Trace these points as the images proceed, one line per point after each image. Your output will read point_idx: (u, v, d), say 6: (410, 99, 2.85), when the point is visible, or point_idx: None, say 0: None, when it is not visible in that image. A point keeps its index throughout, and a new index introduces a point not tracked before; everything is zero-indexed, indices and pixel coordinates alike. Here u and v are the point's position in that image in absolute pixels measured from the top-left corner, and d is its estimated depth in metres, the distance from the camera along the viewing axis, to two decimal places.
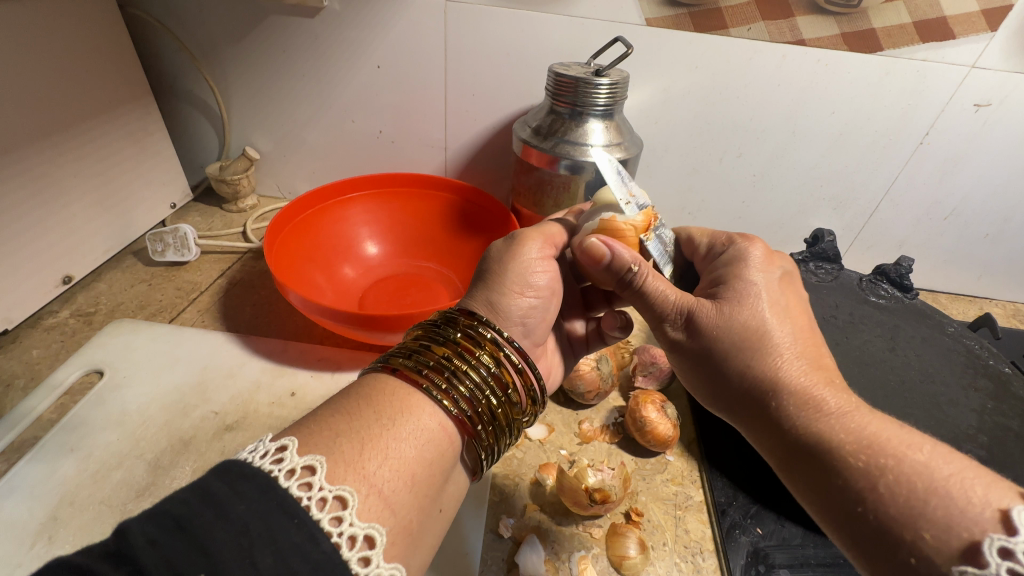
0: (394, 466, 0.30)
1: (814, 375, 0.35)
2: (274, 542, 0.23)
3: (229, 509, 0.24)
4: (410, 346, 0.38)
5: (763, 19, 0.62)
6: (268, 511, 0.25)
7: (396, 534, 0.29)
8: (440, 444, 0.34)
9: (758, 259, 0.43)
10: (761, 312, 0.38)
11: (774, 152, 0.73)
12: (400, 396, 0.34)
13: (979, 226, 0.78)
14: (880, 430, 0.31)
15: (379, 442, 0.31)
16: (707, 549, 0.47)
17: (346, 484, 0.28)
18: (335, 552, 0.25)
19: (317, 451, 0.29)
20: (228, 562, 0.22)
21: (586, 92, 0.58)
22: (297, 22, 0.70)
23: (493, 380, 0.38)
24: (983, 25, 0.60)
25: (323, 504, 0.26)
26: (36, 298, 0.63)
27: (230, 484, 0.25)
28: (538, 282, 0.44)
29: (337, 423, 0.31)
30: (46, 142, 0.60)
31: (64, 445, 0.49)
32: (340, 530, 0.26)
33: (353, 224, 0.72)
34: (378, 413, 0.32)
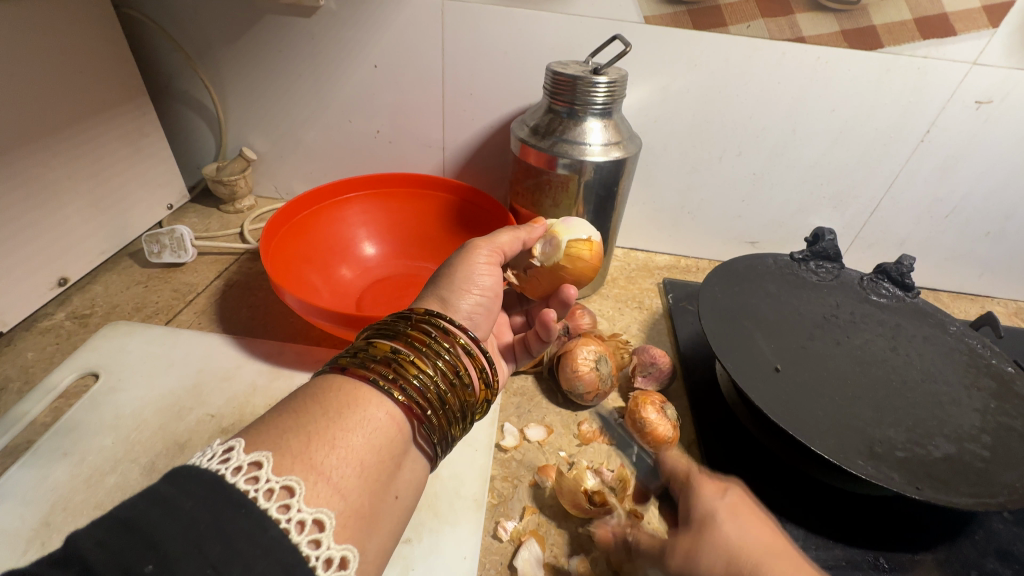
0: (341, 455, 0.30)
1: None
2: (224, 532, 0.23)
3: (177, 505, 0.23)
4: (357, 345, 0.37)
5: (762, 16, 0.62)
6: (217, 503, 0.24)
7: (347, 517, 0.28)
8: (390, 432, 0.33)
9: None
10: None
11: (774, 150, 0.73)
12: (347, 390, 0.33)
13: (981, 224, 0.77)
14: None
15: (324, 433, 0.30)
16: None
17: (293, 474, 0.27)
18: (284, 538, 0.25)
19: (264, 448, 0.28)
20: (177, 553, 0.22)
21: (583, 90, 0.57)
22: (293, 22, 0.69)
23: (445, 367, 0.37)
24: (984, 22, 0.60)
25: (271, 494, 0.26)
26: (32, 300, 0.62)
27: (178, 484, 0.25)
28: (483, 282, 0.44)
29: (283, 421, 0.30)
30: (41, 142, 0.59)
31: (57, 450, 0.49)
32: (288, 516, 0.25)
33: (350, 225, 0.72)
34: (323, 408, 0.31)
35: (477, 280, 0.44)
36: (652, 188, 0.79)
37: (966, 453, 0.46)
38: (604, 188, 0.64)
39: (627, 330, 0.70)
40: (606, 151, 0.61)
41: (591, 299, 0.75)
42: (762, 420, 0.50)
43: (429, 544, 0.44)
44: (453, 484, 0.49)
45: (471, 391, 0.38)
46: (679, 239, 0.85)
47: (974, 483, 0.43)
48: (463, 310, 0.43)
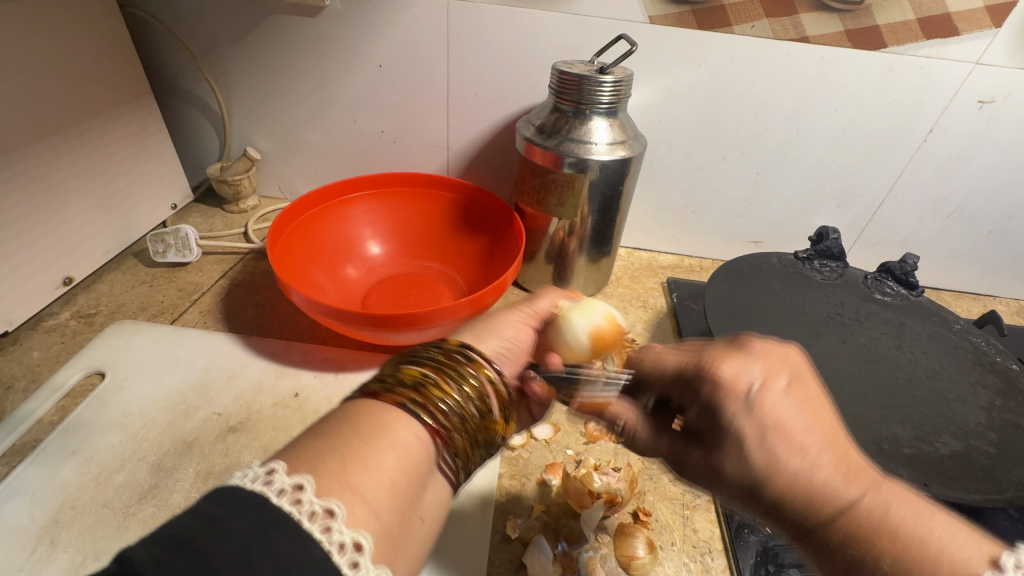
0: (377, 477, 0.29)
1: (833, 470, 0.28)
2: (278, 558, 0.23)
3: (228, 526, 0.23)
4: (386, 368, 0.36)
5: (766, 16, 0.62)
6: (263, 525, 0.24)
7: (382, 539, 0.27)
8: (419, 457, 0.32)
9: (729, 378, 0.32)
10: (753, 434, 0.30)
11: (777, 149, 0.73)
12: (378, 414, 0.32)
13: (982, 223, 0.78)
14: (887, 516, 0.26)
15: (360, 457, 0.29)
16: (715, 549, 0.46)
17: (333, 496, 0.26)
18: (328, 559, 0.24)
19: (305, 471, 0.27)
20: (231, 574, 0.22)
21: (589, 89, 0.57)
22: (298, 22, 0.69)
23: (472, 394, 0.35)
24: (987, 22, 0.60)
25: (314, 516, 0.25)
26: (37, 298, 0.62)
27: (228, 505, 0.25)
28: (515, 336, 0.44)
29: (316, 445, 0.29)
30: (48, 141, 0.59)
31: (65, 448, 0.49)
32: (330, 539, 0.25)
33: (356, 224, 0.72)
34: (358, 432, 0.30)
35: (511, 332, 0.43)
36: (655, 187, 0.79)
37: (973, 450, 0.46)
38: (609, 187, 0.64)
39: (633, 328, 0.70)
40: (612, 150, 0.61)
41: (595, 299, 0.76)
42: None
43: (439, 543, 0.45)
44: (462, 484, 0.49)
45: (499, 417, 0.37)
46: (682, 238, 0.85)
47: (981, 480, 0.43)
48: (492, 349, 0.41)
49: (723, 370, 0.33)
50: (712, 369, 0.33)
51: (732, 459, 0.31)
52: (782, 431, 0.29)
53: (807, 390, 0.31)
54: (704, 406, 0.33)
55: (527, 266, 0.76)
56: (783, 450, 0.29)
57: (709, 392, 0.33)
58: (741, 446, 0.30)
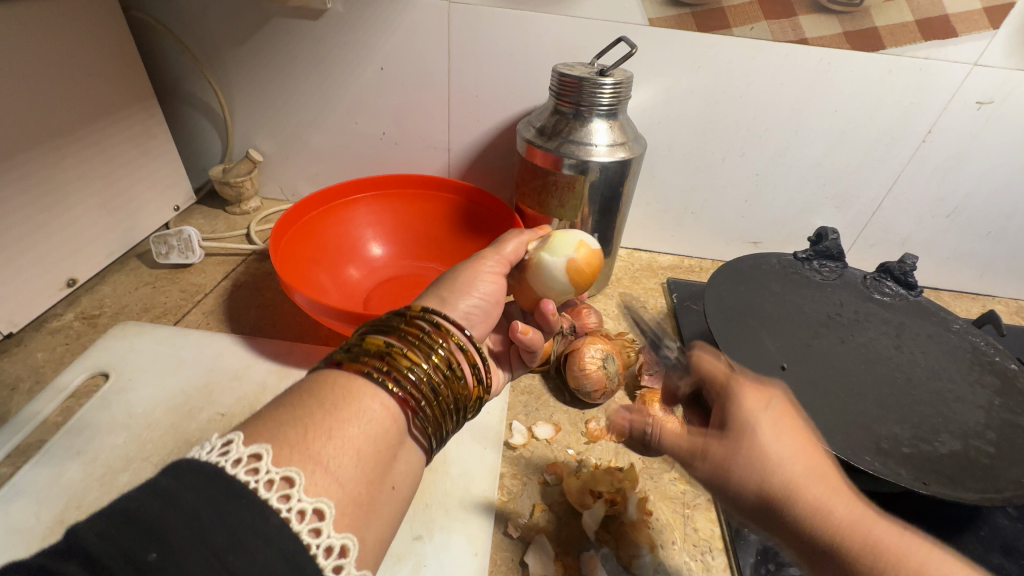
0: (339, 446, 0.29)
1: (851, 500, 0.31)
2: (227, 524, 0.23)
3: (178, 498, 0.24)
4: (349, 341, 0.37)
5: (765, 19, 0.62)
6: (217, 496, 0.24)
7: (345, 505, 0.28)
8: (388, 427, 0.32)
9: (749, 393, 0.35)
10: (761, 436, 0.33)
11: (776, 150, 0.74)
12: (342, 383, 0.33)
13: (981, 224, 0.78)
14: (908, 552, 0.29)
15: (321, 425, 0.29)
16: (716, 547, 0.47)
17: (292, 465, 0.27)
18: (285, 527, 0.25)
19: (265, 440, 0.27)
20: (182, 545, 0.22)
21: (589, 91, 0.58)
22: (300, 25, 0.70)
23: (438, 361, 0.37)
24: (984, 24, 0.60)
25: (271, 485, 0.25)
26: (41, 300, 0.63)
27: (177, 476, 0.25)
28: (487, 289, 0.46)
29: (277, 415, 0.30)
30: (52, 144, 0.60)
31: (69, 449, 0.49)
32: (289, 506, 0.25)
33: (357, 226, 0.72)
34: (319, 401, 0.31)
35: (479, 288, 0.46)
36: (655, 188, 0.80)
37: (971, 449, 0.47)
38: (610, 189, 0.65)
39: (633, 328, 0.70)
40: (612, 152, 0.61)
41: (596, 299, 0.76)
42: None
43: (441, 541, 0.45)
44: (463, 482, 0.50)
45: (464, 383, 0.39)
46: (682, 239, 0.86)
47: (979, 478, 0.44)
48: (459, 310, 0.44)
49: (747, 394, 0.35)
50: (736, 388, 0.36)
51: (740, 476, 0.32)
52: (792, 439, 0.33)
53: (796, 414, 0.35)
54: (724, 412, 0.35)
55: None
56: (797, 466, 0.32)
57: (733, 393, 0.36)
58: (756, 449, 0.32)
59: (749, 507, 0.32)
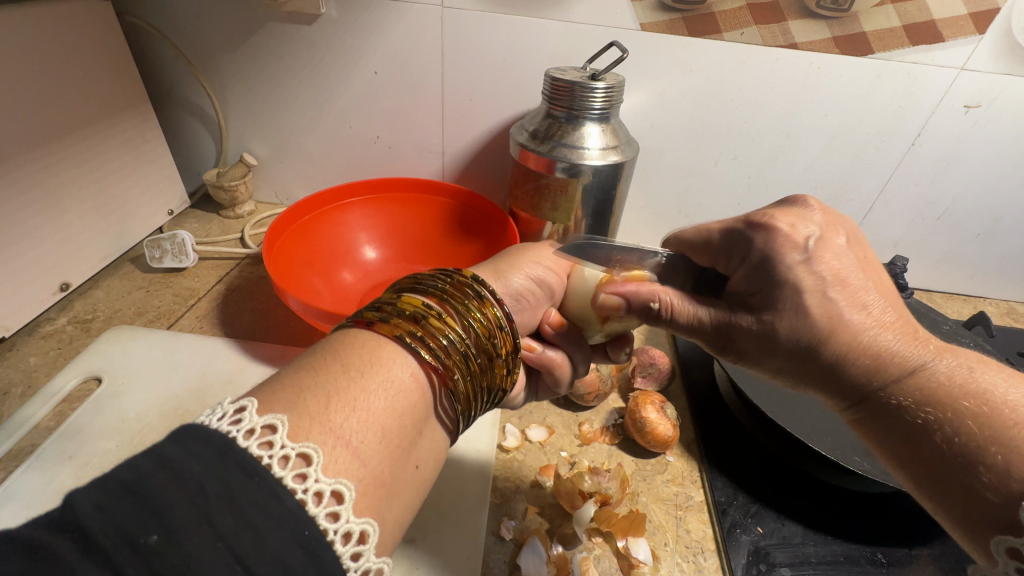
0: (361, 418, 0.29)
1: (895, 330, 0.34)
2: (233, 501, 0.22)
3: (184, 471, 0.23)
4: (384, 299, 0.37)
5: (755, 23, 0.63)
6: (226, 471, 0.23)
7: (367, 486, 0.28)
8: (414, 398, 0.33)
9: (785, 234, 0.36)
10: (809, 269, 0.35)
11: (768, 154, 0.74)
12: (371, 348, 0.33)
13: (971, 226, 0.79)
14: (948, 370, 0.32)
15: (347, 394, 0.30)
16: (707, 549, 0.47)
17: (310, 441, 0.27)
18: (301, 509, 0.24)
19: (281, 411, 0.27)
20: (183, 524, 0.21)
21: (581, 96, 0.58)
22: (294, 30, 0.70)
23: (476, 329, 0.37)
24: (971, 29, 0.61)
25: (286, 462, 0.25)
26: (34, 305, 0.62)
27: (184, 446, 0.24)
28: (544, 273, 0.47)
29: (302, 379, 0.30)
30: (45, 148, 0.60)
31: (62, 453, 0.49)
32: (305, 487, 0.25)
33: (352, 229, 0.73)
34: (346, 366, 0.31)
35: (537, 271, 0.46)
36: (648, 191, 0.80)
37: None
38: (603, 192, 0.65)
39: None
40: (605, 155, 0.62)
41: None
42: (760, 416, 0.51)
43: (434, 544, 0.45)
44: (456, 485, 0.50)
45: (498, 357, 0.38)
46: None
47: None
48: (512, 287, 0.45)
49: (781, 225, 0.37)
50: (769, 223, 0.37)
51: (793, 321, 0.34)
52: (841, 288, 0.34)
53: (859, 249, 0.37)
54: (752, 266, 0.37)
55: None
56: (823, 310, 0.34)
57: (763, 242, 0.37)
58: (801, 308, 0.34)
59: (793, 357, 0.35)
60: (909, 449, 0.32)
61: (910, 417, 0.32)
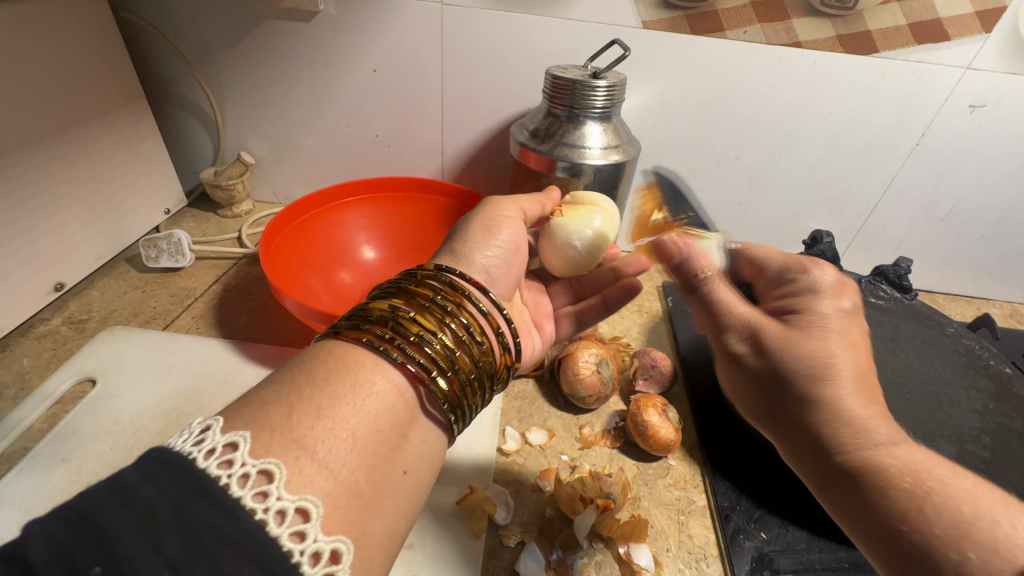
0: (329, 426, 0.29)
1: (868, 410, 0.37)
2: (186, 524, 0.22)
3: (138, 495, 0.22)
4: (355, 308, 0.37)
5: (759, 22, 0.62)
6: (183, 494, 0.23)
7: (337, 498, 0.27)
8: (391, 401, 0.32)
9: (830, 288, 0.43)
10: (833, 342, 0.39)
11: (771, 154, 0.74)
12: (338, 355, 0.33)
13: (975, 226, 0.78)
14: (924, 464, 0.34)
15: (311, 401, 0.29)
16: (711, 555, 0.46)
17: (271, 457, 0.26)
18: (260, 530, 0.23)
19: (243, 428, 0.27)
20: (131, 550, 0.20)
21: (582, 94, 0.57)
22: (291, 27, 0.69)
23: (453, 325, 0.36)
24: (977, 27, 0.60)
25: (245, 481, 0.24)
26: (28, 306, 0.62)
27: (142, 471, 0.23)
28: (502, 236, 0.46)
29: (268, 393, 0.30)
30: (39, 147, 0.59)
31: (54, 456, 0.48)
32: (266, 506, 0.24)
33: (350, 229, 0.72)
34: (311, 375, 0.31)
35: (495, 236, 0.46)
36: None
37: (965, 455, 0.46)
38: (604, 192, 0.65)
39: (628, 333, 0.70)
40: (606, 155, 0.61)
41: None
42: None
43: (433, 550, 0.44)
44: (454, 488, 0.49)
45: (484, 350, 0.37)
46: None
47: None
48: (477, 261, 0.44)
49: (830, 271, 0.44)
50: (816, 272, 0.44)
51: (807, 343, 0.39)
52: (855, 353, 0.40)
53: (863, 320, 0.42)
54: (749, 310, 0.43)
55: None
56: (824, 352, 0.39)
57: (807, 281, 0.44)
58: (825, 342, 0.39)
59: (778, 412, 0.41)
60: (865, 512, 0.35)
61: (883, 495, 0.34)
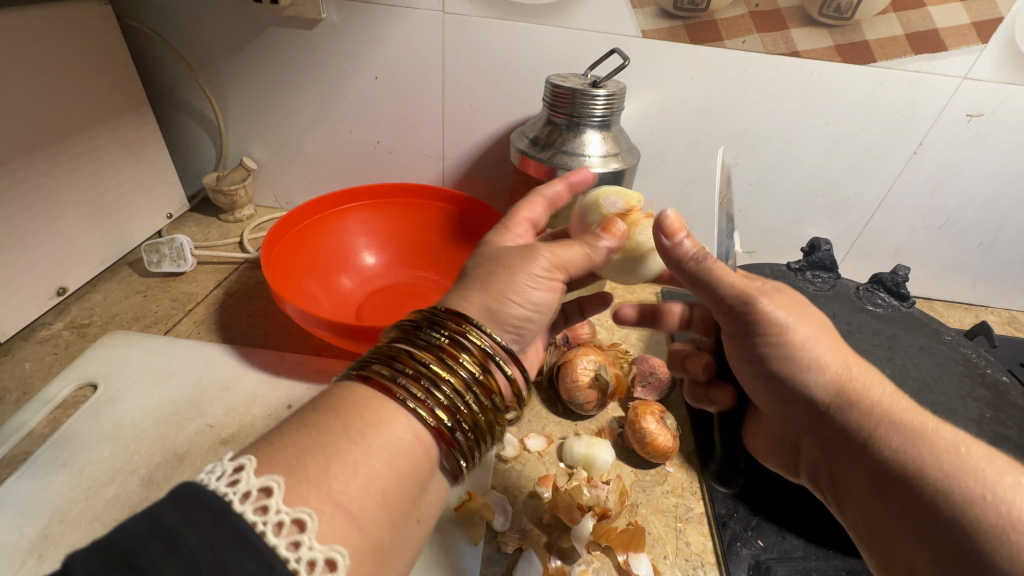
0: (362, 484, 0.29)
1: (843, 365, 0.40)
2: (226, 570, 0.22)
3: (180, 538, 0.22)
4: (385, 351, 0.36)
5: (757, 32, 0.63)
6: (221, 538, 0.23)
7: (362, 552, 0.28)
8: (415, 457, 0.32)
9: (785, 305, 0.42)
10: (802, 327, 0.41)
11: (769, 163, 0.74)
12: (370, 407, 0.32)
13: (973, 234, 0.78)
14: (937, 436, 0.36)
15: (347, 458, 0.29)
16: (708, 562, 0.46)
17: (305, 506, 0.26)
18: None
19: (276, 471, 0.27)
20: None
21: (582, 102, 0.58)
22: (294, 34, 0.70)
23: (476, 385, 0.36)
24: (974, 38, 0.61)
25: (280, 528, 0.25)
26: (30, 310, 0.62)
27: (182, 512, 0.23)
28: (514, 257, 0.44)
29: (302, 440, 0.29)
30: (43, 153, 0.59)
31: (55, 461, 0.48)
32: (298, 556, 0.24)
33: (350, 235, 0.72)
34: (347, 427, 0.30)
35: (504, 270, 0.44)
36: (649, 198, 0.80)
37: None
38: None
39: (626, 339, 0.70)
40: (605, 162, 0.61)
41: None
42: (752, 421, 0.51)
43: (431, 555, 0.44)
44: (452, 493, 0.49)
45: (498, 406, 0.37)
46: None
47: None
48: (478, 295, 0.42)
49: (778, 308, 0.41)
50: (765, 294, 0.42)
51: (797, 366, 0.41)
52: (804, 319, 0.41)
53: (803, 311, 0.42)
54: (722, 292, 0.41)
55: None
56: (803, 332, 0.41)
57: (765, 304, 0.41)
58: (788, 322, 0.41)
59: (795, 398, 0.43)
60: (913, 508, 0.35)
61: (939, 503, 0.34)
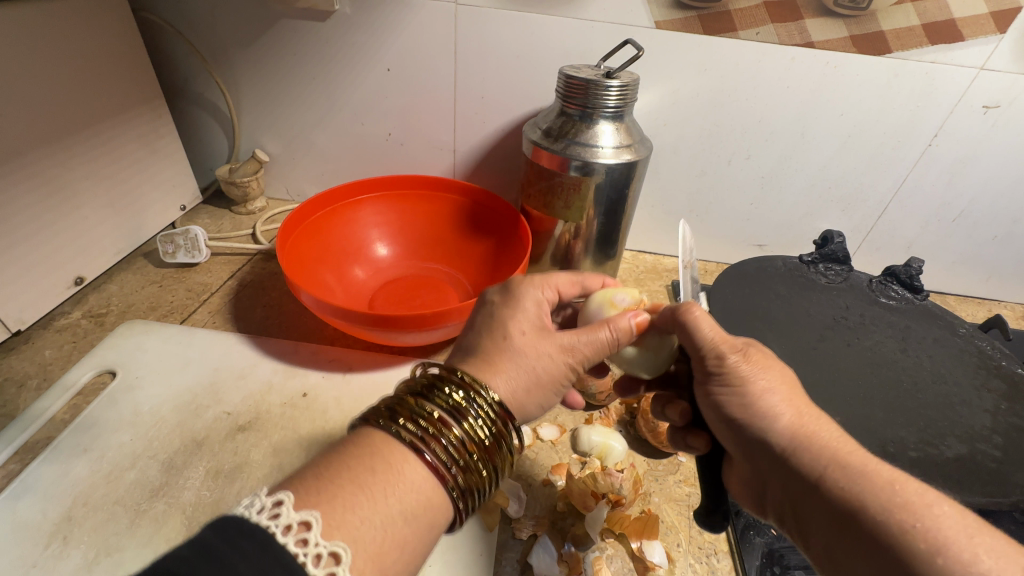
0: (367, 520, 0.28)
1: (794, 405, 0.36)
2: None
3: (231, 567, 0.23)
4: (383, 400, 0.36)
5: (771, 22, 0.63)
6: (268, 568, 0.23)
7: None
8: (413, 498, 0.31)
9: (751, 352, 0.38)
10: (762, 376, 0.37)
11: (782, 155, 0.74)
12: (368, 449, 0.32)
13: (988, 228, 0.78)
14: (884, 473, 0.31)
15: (354, 496, 0.28)
16: (721, 550, 0.46)
17: (339, 540, 0.26)
18: None
19: (310, 504, 0.27)
20: None
21: (596, 93, 0.58)
22: (307, 26, 0.70)
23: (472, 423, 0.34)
24: (991, 28, 0.60)
25: (319, 560, 0.25)
26: (49, 299, 0.63)
27: (229, 541, 0.24)
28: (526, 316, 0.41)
29: (313, 479, 0.29)
30: (60, 143, 0.60)
31: (77, 446, 0.49)
32: None
33: (363, 226, 0.73)
34: (352, 467, 0.30)
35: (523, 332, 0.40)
36: (661, 191, 0.80)
37: (977, 454, 0.46)
38: (615, 191, 0.65)
39: None
40: (618, 154, 0.61)
41: None
42: None
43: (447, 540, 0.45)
44: None
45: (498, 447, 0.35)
46: None
47: (987, 483, 0.43)
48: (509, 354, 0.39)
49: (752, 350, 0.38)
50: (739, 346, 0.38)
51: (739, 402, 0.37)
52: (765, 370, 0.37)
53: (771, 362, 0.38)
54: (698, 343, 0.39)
55: (533, 268, 0.76)
56: (762, 380, 0.36)
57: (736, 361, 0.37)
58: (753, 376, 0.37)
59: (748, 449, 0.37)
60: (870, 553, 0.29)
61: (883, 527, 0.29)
